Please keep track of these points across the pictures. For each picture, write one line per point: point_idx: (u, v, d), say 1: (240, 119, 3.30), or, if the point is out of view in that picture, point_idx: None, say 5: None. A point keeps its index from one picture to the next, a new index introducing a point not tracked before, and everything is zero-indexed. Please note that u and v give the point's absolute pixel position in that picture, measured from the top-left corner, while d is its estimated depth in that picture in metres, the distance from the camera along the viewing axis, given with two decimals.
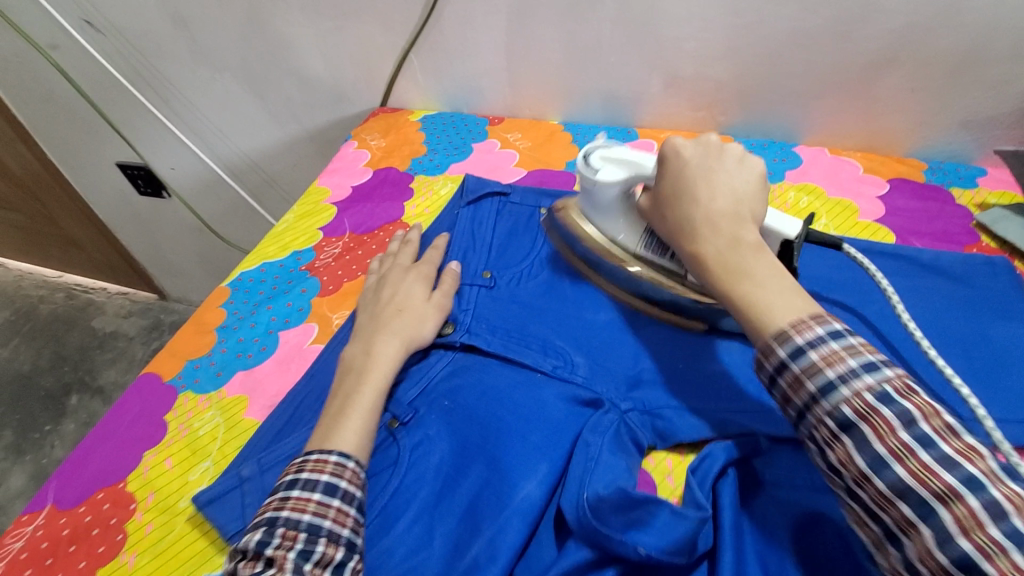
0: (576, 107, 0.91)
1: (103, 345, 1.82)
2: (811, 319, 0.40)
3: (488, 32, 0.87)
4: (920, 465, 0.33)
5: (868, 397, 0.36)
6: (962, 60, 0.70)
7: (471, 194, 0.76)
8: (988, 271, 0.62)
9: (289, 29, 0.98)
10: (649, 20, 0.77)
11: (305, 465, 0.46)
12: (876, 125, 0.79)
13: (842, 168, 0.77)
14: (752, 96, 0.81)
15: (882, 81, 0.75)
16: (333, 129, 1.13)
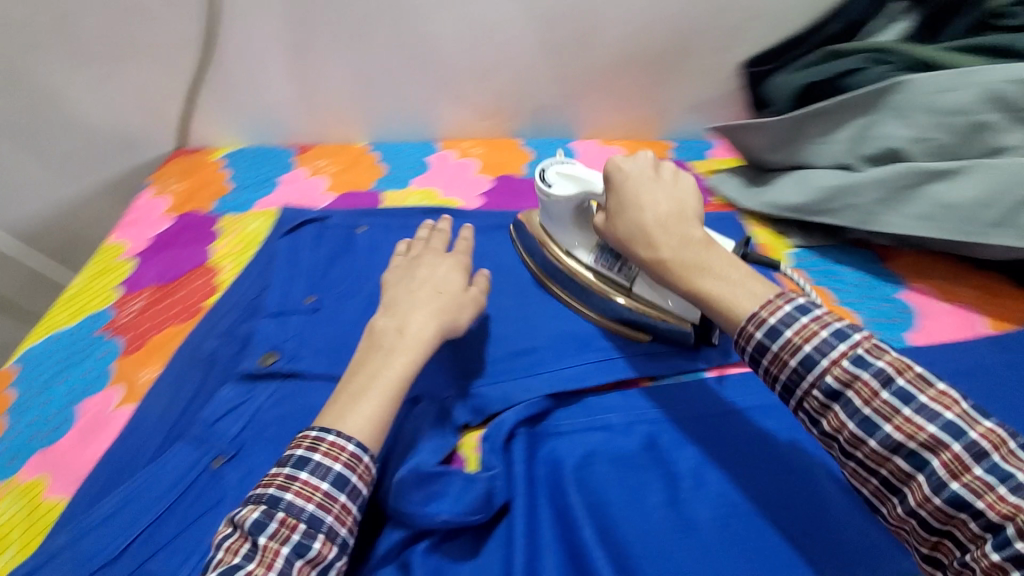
0: (378, 129, 0.96)
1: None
2: (778, 299, 0.45)
3: (275, 66, 0.88)
4: (918, 422, 0.39)
5: (845, 364, 0.41)
6: (679, 55, 0.86)
7: (288, 223, 0.78)
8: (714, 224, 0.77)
9: (53, 79, 0.91)
10: (424, 42, 0.84)
11: (320, 444, 0.47)
12: (633, 116, 0.93)
13: (609, 155, 0.90)
14: (530, 101, 0.91)
15: (626, 77, 0.88)
16: (131, 177, 1.06)
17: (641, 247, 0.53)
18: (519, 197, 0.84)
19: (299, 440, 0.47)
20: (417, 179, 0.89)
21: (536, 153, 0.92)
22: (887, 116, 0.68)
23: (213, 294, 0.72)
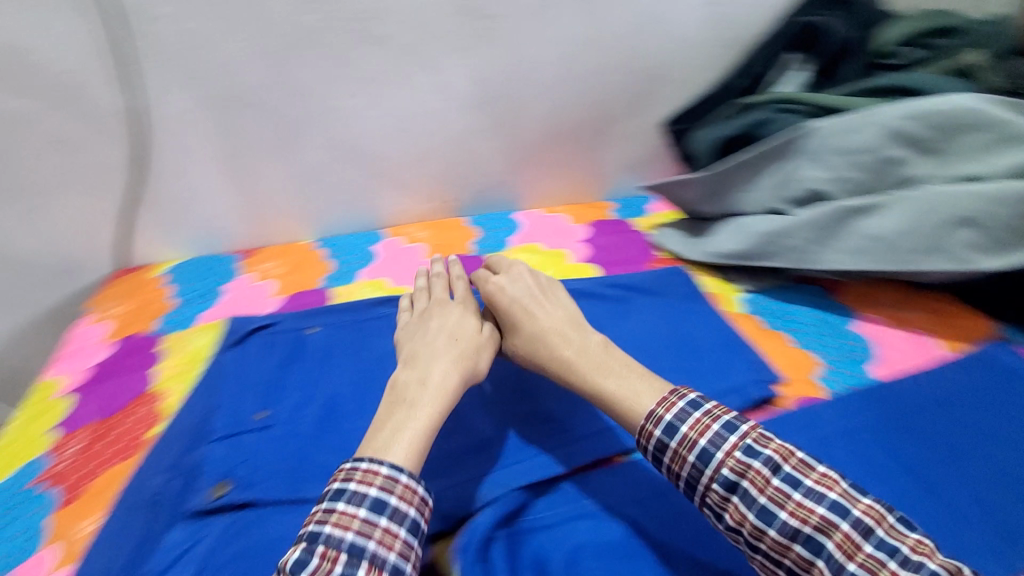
0: (70, 268, 0.96)
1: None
2: (673, 397, 0.54)
3: (165, 200, 0.90)
4: (709, 476, 0.49)
5: (737, 455, 0.48)
6: (457, 178, 0.93)
7: (231, 336, 0.76)
8: (676, 282, 0.79)
9: None
10: (137, 204, 0.90)
11: (397, 485, 0.48)
12: (438, 204, 0.96)
13: (405, 256, 0.90)
14: (325, 210, 0.94)
15: (409, 173, 0.91)
16: (62, 312, 1.02)
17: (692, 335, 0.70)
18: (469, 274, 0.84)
19: (371, 474, 0.48)
20: (203, 315, 0.85)
21: (336, 262, 0.91)
22: (801, 160, 0.76)
23: (155, 424, 0.68)
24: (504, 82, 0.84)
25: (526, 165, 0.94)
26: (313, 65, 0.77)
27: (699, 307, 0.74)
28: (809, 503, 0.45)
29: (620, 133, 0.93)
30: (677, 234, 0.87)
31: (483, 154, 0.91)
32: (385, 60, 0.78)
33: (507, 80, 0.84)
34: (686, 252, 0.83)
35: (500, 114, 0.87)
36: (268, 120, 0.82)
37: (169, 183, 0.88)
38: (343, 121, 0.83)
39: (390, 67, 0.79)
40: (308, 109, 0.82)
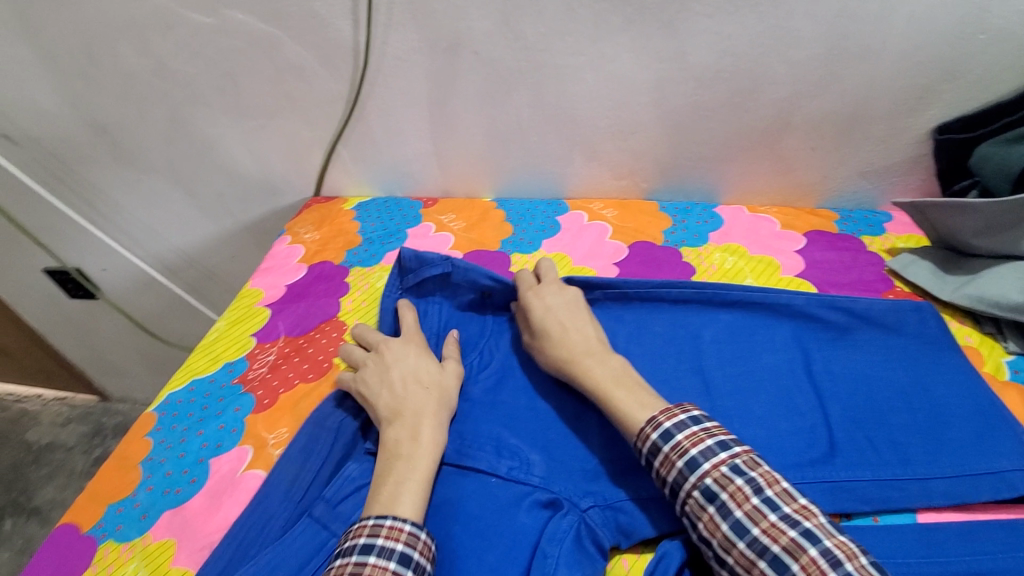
0: (283, 184, 1.05)
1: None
2: (676, 408, 0.52)
3: (366, 136, 0.92)
4: (691, 484, 0.48)
5: (723, 469, 0.48)
6: (659, 158, 0.85)
7: (413, 278, 0.73)
8: (917, 317, 0.66)
9: (144, 146, 1.04)
10: (345, 137, 0.94)
11: (416, 542, 0.48)
12: (629, 181, 0.89)
13: (591, 231, 0.83)
14: (513, 171, 0.91)
15: (609, 145, 0.85)
16: (268, 220, 1.14)
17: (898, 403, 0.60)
18: (659, 267, 0.76)
19: (396, 532, 0.48)
20: (389, 254, 0.87)
21: (516, 226, 0.87)
22: None
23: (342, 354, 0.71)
24: (755, 57, 0.73)
25: (736, 153, 0.83)
26: (547, 17, 0.73)
27: (943, 358, 0.63)
28: (783, 525, 0.44)
29: (879, 134, 0.79)
30: (926, 268, 0.73)
31: (701, 135, 0.81)
32: (622, 19, 0.71)
33: (761, 56, 0.73)
34: (938, 290, 0.70)
35: (733, 95, 0.77)
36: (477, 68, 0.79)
37: (379, 120, 0.90)
38: (557, 81, 0.78)
39: (631, 29, 0.72)
40: (528, 65, 0.77)
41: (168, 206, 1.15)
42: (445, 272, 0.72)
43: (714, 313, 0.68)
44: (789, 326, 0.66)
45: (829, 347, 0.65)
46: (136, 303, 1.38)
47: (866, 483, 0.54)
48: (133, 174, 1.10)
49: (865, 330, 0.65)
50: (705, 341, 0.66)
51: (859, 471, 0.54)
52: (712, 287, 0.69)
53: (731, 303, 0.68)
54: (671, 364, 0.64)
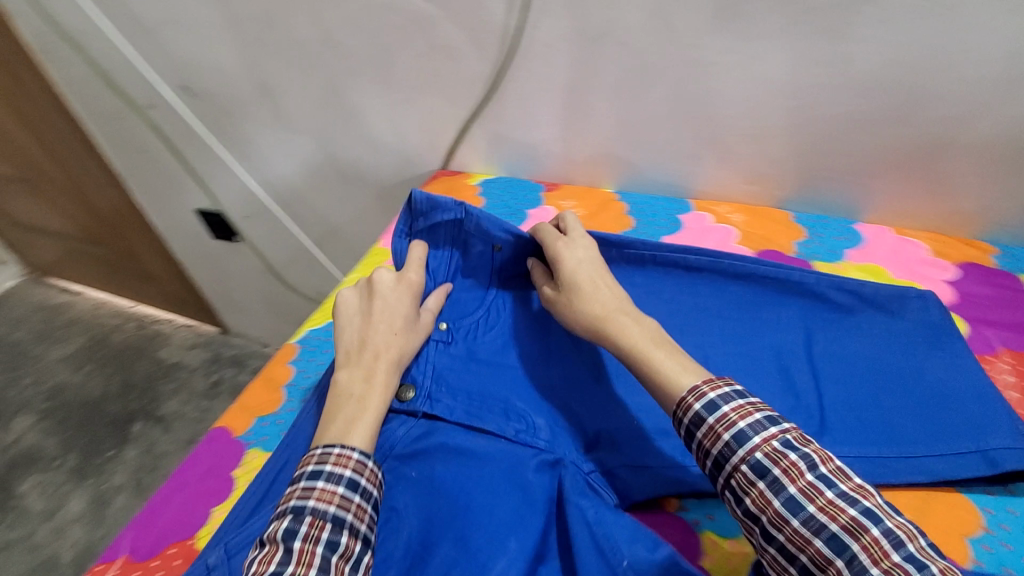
0: (414, 155, 1.12)
1: (28, 466, 1.75)
2: (720, 380, 0.52)
3: (500, 116, 0.96)
4: (739, 458, 0.48)
5: (776, 444, 0.47)
6: (796, 166, 0.82)
7: (425, 221, 0.73)
8: (920, 305, 0.66)
9: (297, 109, 1.15)
10: (479, 116, 0.98)
11: (364, 470, 0.54)
12: (760, 188, 0.86)
13: (718, 234, 0.82)
14: (639, 165, 0.91)
15: (744, 148, 0.82)
16: (394, 187, 1.21)
17: (904, 395, 0.61)
18: None
19: (343, 460, 0.54)
20: None
21: (637, 220, 0.87)
22: None
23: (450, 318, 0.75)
24: (927, 70, 0.68)
25: (887, 170, 0.78)
26: (702, 13, 0.72)
27: (922, 342, 0.64)
28: (840, 503, 0.44)
29: None
30: None
31: (850, 147, 0.77)
32: (783, 19, 0.69)
33: (934, 68, 0.68)
34: None
35: (895, 109, 0.72)
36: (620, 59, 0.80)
37: (514, 103, 0.93)
38: (701, 78, 0.77)
39: (791, 31, 0.70)
40: (673, 59, 0.77)
41: (308, 165, 1.26)
42: (457, 218, 0.71)
43: (723, 289, 0.69)
44: (797, 307, 0.68)
45: (839, 331, 0.66)
46: (268, 249, 1.54)
47: (854, 460, 0.57)
48: (284, 133, 1.22)
49: (865, 314, 0.66)
50: (711, 319, 0.69)
51: (846, 448, 0.58)
52: (729, 259, 0.69)
53: (738, 278, 0.69)
54: (685, 336, 0.68)
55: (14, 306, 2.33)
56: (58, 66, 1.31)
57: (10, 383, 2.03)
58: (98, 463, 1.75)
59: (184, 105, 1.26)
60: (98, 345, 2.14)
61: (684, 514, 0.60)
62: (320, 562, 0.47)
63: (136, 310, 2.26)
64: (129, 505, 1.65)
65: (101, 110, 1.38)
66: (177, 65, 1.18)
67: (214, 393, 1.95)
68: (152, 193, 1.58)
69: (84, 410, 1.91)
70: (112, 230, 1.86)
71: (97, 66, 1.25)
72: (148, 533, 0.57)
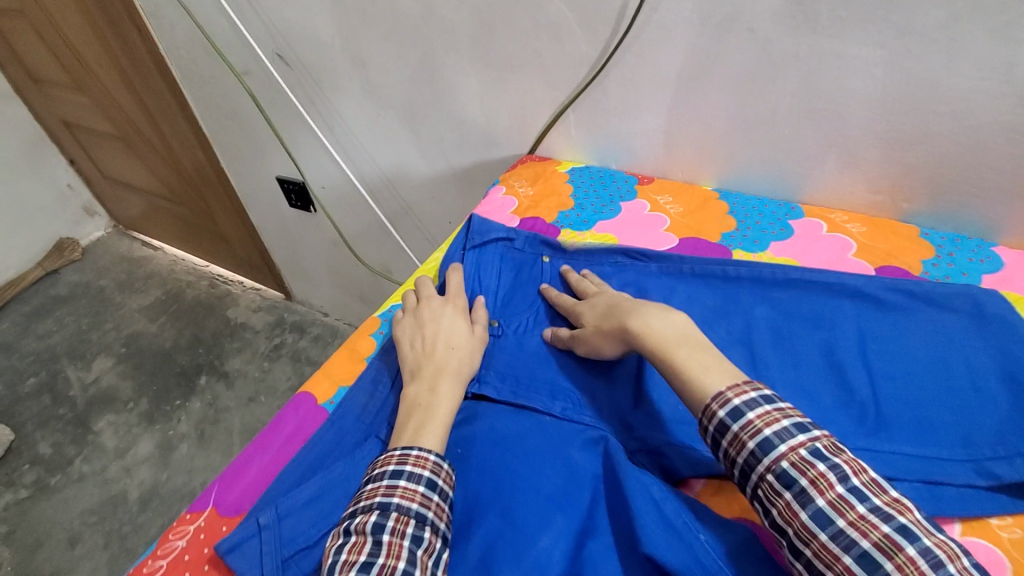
0: (502, 137, 1.09)
1: (105, 405, 1.86)
2: (746, 385, 0.50)
3: (600, 102, 0.92)
4: (765, 467, 0.46)
5: (803, 453, 0.45)
6: (933, 177, 0.74)
7: (477, 238, 0.79)
8: (971, 309, 0.60)
9: (389, 83, 1.15)
10: (578, 100, 0.94)
11: (442, 472, 0.52)
12: (887, 199, 0.78)
13: (833, 245, 0.75)
14: (747, 164, 0.85)
15: (873, 153, 0.75)
16: (476, 169, 1.20)
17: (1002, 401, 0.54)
18: None
19: (422, 461, 0.52)
20: (600, 223, 0.86)
21: (741, 223, 0.81)
22: None
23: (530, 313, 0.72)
24: None
25: None
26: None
27: (1008, 333, 0.58)
28: (873, 518, 0.42)
29: None
30: None
31: (1005, 161, 0.69)
32: (949, 12, 0.62)
33: None
34: None
35: None
36: (746, 48, 0.74)
37: (617, 89, 0.89)
38: (837, 73, 0.71)
39: (954, 26, 0.62)
40: (807, 50, 0.71)
41: (392, 140, 1.26)
42: (508, 237, 0.79)
43: (766, 291, 0.69)
44: (848, 305, 0.65)
45: (919, 329, 0.61)
46: (343, 221, 1.56)
47: (920, 461, 0.51)
48: (374, 107, 1.22)
49: (922, 313, 0.62)
50: (756, 319, 0.66)
51: (938, 448, 0.52)
52: (769, 269, 0.70)
53: (783, 283, 0.68)
54: (747, 349, 0.64)
55: (102, 255, 2.48)
56: (167, 29, 1.36)
57: (94, 326, 2.17)
58: (167, 410, 1.84)
59: (280, 73, 1.28)
60: (173, 298, 2.25)
61: None
62: (406, 560, 0.46)
63: (209, 270, 2.36)
64: (191, 452, 1.72)
65: (201, 73, 1.43)
66: (278, 33, 1.20)
67: (275, 356, 2.01)
68: (238, 157, 1.63)
69: (158, 358, 2.01)
70: (197, 192, 1.94)
71: (203, 30, 1.29)
72: (235, 485, 0.56)
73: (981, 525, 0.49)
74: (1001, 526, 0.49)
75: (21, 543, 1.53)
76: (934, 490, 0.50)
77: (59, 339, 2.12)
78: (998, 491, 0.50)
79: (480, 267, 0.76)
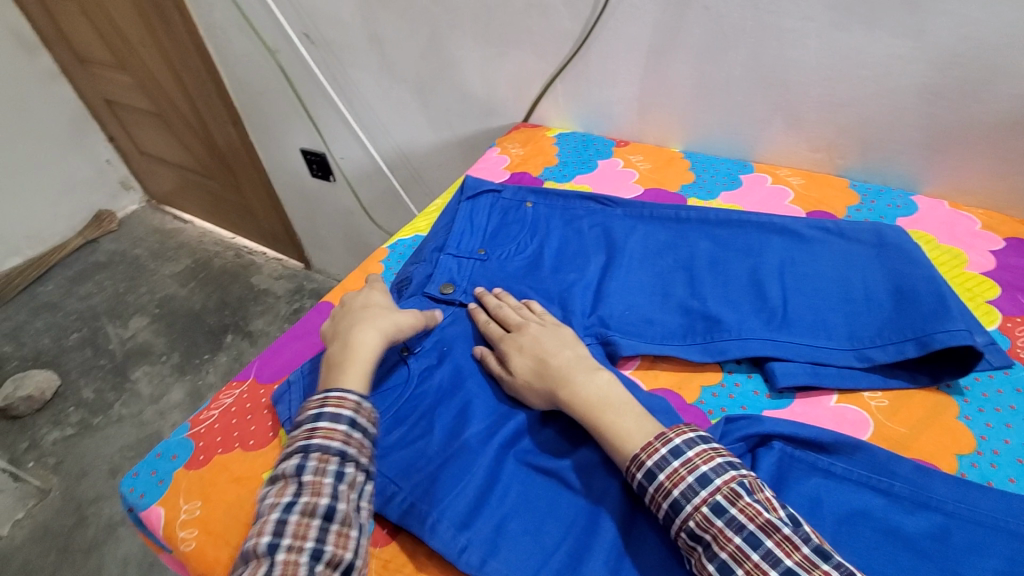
0: (501, 107, 1.23)
1: (141, 357, 2.05)
2: (656, 442, 0.53)
3: (583, 74, 1.05)
4: (678, 525, 0.50)
5: (704, 510, 0.48)
6: (861, 135, 0.86)
7: (471, 190, 0.91)
8: (874, 239, 0.72)
9: (401, 58, 1.29)
10: (564, 72, 1.07)
11: (362, 410, 0.59)
12: (824, 155, 0.91)
13: (774, 194, 0.87)
14: (707, 127, 0.98)
15: (811, 114, 0.87)
16: (478, 137, 1.33)
17: (887, 306, 0.66)
18: None
19: (343, 401, 0.59)
20: (578, 177, 1.00)
21: (698, 176, 0.94)
22: None
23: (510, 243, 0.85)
24: (1004, 45, 0.71)
25: (952, 147, 0.81)
26: None
27: (902, 255, 0.69)
28: (766, 565, 0.45)
29: None
30: None
31: (920, 120, 0.81)
32: None
33: (1010, 44, 0.70)
34: None
35: (968, 83, 0.75)
36: (704, 24, 0.86)
37: (598, 61, 1.01)
38: (779, 44, 0.83)
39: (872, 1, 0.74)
40: (753, 24, 0.83)
41: (404, 112, 1.40)
42: (497, 189, 0.91)
43: (710, 229, 0.80)
44: (776, 238, 0.76)
45: (830, 255, 0.73)
46: (359, 188, 1.70)
47: (809, 348, 0.64)
48: (388, 81, 1.36)
49: (837, 243, 0.73)
50: (700, 250, 0.78)
51: (826, 341, 0.65)
52: (714, 211, 0.81)
53: (725, 223, 0.80)
54: (687, 273, 0.76)
55: (137, 226, 2.67)
56: (206, 10, 1.51)
57: (131, 289, 2.35)
58: (196, 363, 2.01)
59: (306, 50, 1.42)
60: (202, 266, 2.43)
61: (699, 405, 0.64)
62: (329, 496, 0.53)
63: (235, 240, 2.54)
64: None
65: (235, 52, 1.58)
66: (305, 14, 1.34)
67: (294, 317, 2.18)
68: (265, 130, 1.78)
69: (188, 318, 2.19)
70: (226, 164, 2.10)
71: (238, 11, 1.44)
72: (271, 363, 0.72)
73: (854, 397, 0.62)
74: (871, 397, 0.62)
75: (69, 472, 1.71)
76: (818, 370, 0.63)
77: (99, 299, 2.31)
78: (870, 372, 0.63)
79: (472, 211, 0.89)
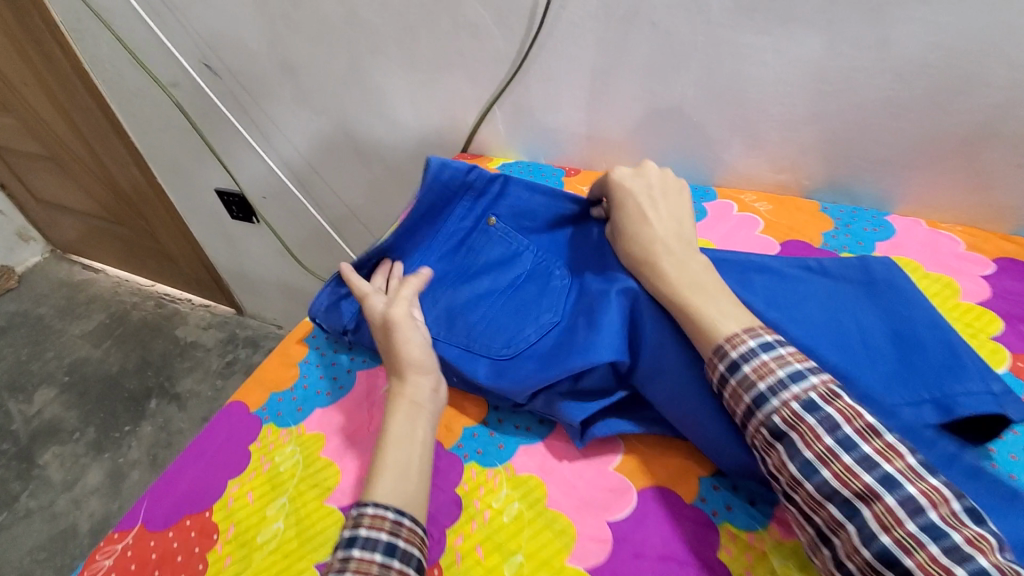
0: (436, 137, 1.11)
1: (48, 436, 1.79)
2: (743, 335, 0.51)
3: (524, 98, 0.94)
4: (759, 419, 0.48)
5: (795, 406, 0.47)
6: (829, 152, 0.79)
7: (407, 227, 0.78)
8: (862, 274, 0.65)
9: (317, 88, 1.15)
10: (502, 98, 0.97)
11: (402, 530, 0.47)
12: (789, 176, 0.84)
13: (743, 224, 0.79)
14: (663, 151, 0.89)
15: (772, 134, 0.80)
16: (413, 168, 1.21)
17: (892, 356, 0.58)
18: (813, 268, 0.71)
19: (379, 520, 0.47)
20: None
21: None
22: None
23: None
24: (973, 55, 0.65)
25: (923, 162, 0.75)
26: None
27: (898, 295, 0.62)
28: (858, 469, 0.43)
29: None
30: None
31: (886, 135, 0.75)
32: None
33: (980, 54, 0.65)
34: None
35: (936, 96, 0.69)
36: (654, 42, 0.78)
37: (539, 86, 0.91)
38: (735, 61, 0.75)
39: (830, 11, 0.68)
40: (705, 40, 0.75)
41: (327, 146, 1.26)
42: None
43: None
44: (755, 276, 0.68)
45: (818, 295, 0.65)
46: (287, 229, 1.54)
47: None
48: (306, 113, 1.21)
49: (822, 282, 0.66)
50: None
51: None
52: None
53: None
54: None
55: (38, 281, 2.37)
56: (86, 42, 1.32)
57: (35, 356, 2.07)
58: (116, 437, 1.78)
59: (209, 83, 1.26)
60: (118, 321, 2.17)
61: (700, 504, 0.53)
62: None
63: (155, 289, 2.29)
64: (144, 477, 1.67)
65: (126, 87, 1.39)
66: (203, 41, 1.18)
67: (227, 372, 1.97)
68: (174, 171, 1.59)
69: (104, 384, 1.94)
70: (133, 209, 1.88)
71: (125, 41, 1.26)
72: (165, 499, 0.56)
73: None
74: None
75: None
76: None
77: None
78: None
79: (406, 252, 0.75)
